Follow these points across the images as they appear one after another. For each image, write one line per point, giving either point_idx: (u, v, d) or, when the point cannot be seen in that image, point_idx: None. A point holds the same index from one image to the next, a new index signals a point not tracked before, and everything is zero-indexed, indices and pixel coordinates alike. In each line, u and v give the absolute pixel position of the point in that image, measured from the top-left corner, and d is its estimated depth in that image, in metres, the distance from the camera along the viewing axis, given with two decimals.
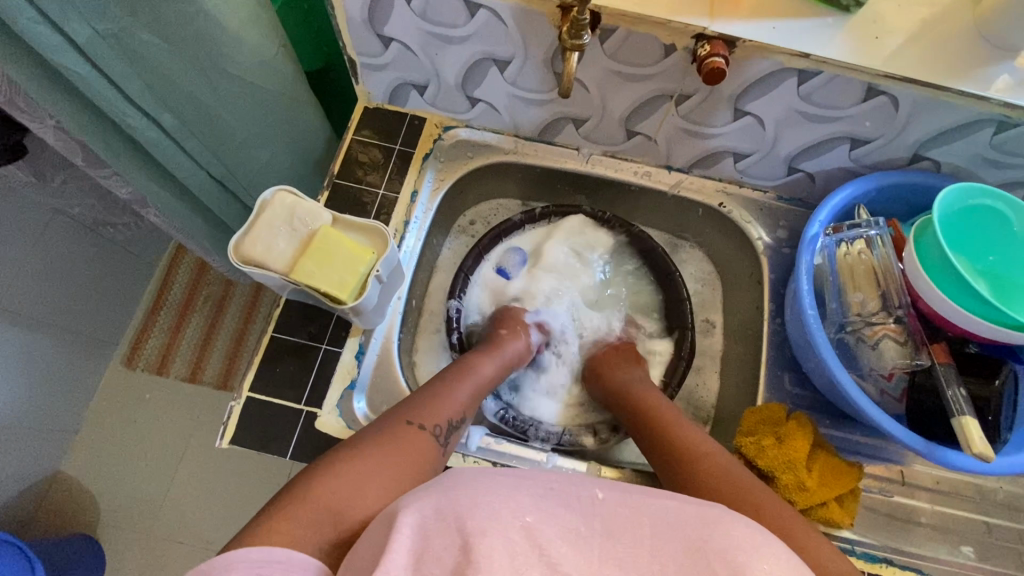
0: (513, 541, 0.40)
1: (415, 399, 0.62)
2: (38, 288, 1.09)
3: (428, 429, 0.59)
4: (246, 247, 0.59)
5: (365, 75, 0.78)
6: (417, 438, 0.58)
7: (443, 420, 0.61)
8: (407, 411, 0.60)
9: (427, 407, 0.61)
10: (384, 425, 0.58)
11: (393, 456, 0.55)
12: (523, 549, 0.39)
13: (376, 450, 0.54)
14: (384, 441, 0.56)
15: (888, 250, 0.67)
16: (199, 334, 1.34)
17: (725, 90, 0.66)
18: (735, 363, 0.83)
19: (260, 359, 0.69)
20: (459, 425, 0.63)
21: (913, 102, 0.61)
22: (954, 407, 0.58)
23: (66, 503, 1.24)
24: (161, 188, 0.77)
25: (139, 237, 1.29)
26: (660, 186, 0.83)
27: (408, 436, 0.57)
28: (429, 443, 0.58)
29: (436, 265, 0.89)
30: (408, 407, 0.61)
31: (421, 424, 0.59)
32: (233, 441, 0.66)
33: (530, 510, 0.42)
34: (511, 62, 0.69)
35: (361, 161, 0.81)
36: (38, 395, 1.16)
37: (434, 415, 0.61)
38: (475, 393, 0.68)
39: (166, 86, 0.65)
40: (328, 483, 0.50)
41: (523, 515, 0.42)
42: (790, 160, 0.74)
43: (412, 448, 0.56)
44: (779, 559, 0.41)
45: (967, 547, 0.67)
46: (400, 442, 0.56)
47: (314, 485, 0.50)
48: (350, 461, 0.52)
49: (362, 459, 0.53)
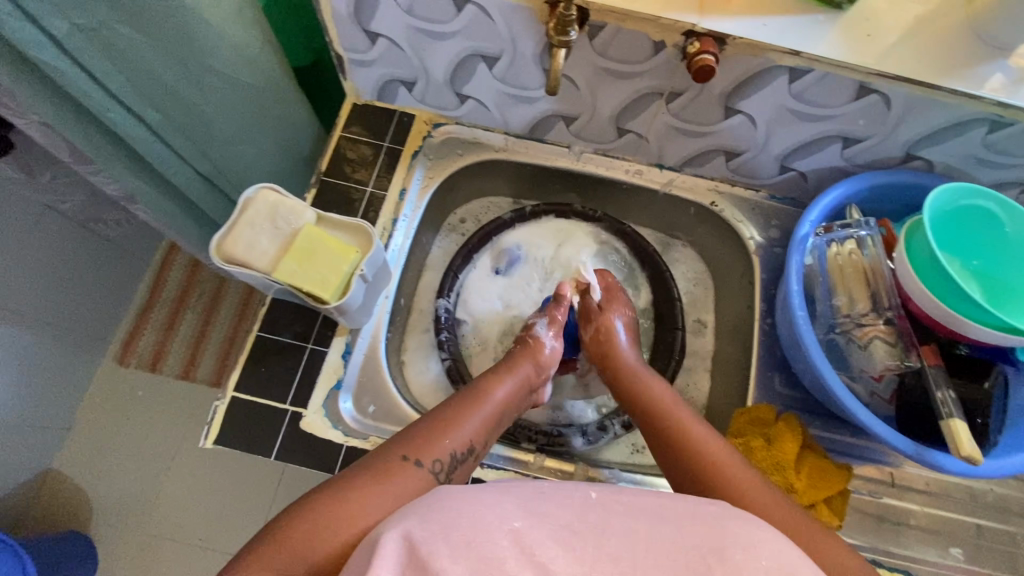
0: (500, 546, 0.38)
1: (414, 432, 0.57)
2: (27, 285, 1.08)
3: (425, 466, 0.53)
4: (229, 246, 0.58)
5: (353, 71, 0.77)
6: (412, 476, 0.52)
7: (444, 455, 0.55)
8: (404, 445, 0.55)
9: (426, 442, 0.56)
10: (377, 461, 0.53)
11: (383, 493, 0.49)
12: (510, 552, 0.38)
13: (365, 485, 0.49)
14: (375, 477, 0.51)
15: (878, 250, 0.66)
16: (191, 331, 1.33)
17: (716, 88, 0.65)
18: (726, 364, 0.82)
19: (245, 358, 0.68)
20: (463, 462, 0.57)
21: (905, 100, 0.60)
22: (943, 410, 0.58)
23: (56, 501, 1.23)
24: (147, 185, 0.76)
25: (130, 234, 1.28)
26: (651, 184, 0.83)
27: (401, 473, 0.52)
28: (426, 481, 0.53)
29: (426, 264, 0.88)
30: (404, 440, 0.56)
31: (417, 460, 0.54)
32: (217, 441, 0.65)
33: (520, 516, 0.41)
34: (500, 58, 0.68)
35: (349, 157, 0.80)
36: (28, 393, 1.15)
37: (434, 451, 0.55)
38: (485, 424, 0.61)
39: (149, 81, 0.64)
40: (308, 519, 0.46)
41: (512, 520, 0.40)
42: (782, 159, 0.74)
43: (405, 487, 0.51)
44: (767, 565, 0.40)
45: (956, 549, 0.67)
46: (391, 478, 0.51)
47: (293, 519, 0.46)
48: (335, 496, 0.48)
49: (349, 495, 0.48)
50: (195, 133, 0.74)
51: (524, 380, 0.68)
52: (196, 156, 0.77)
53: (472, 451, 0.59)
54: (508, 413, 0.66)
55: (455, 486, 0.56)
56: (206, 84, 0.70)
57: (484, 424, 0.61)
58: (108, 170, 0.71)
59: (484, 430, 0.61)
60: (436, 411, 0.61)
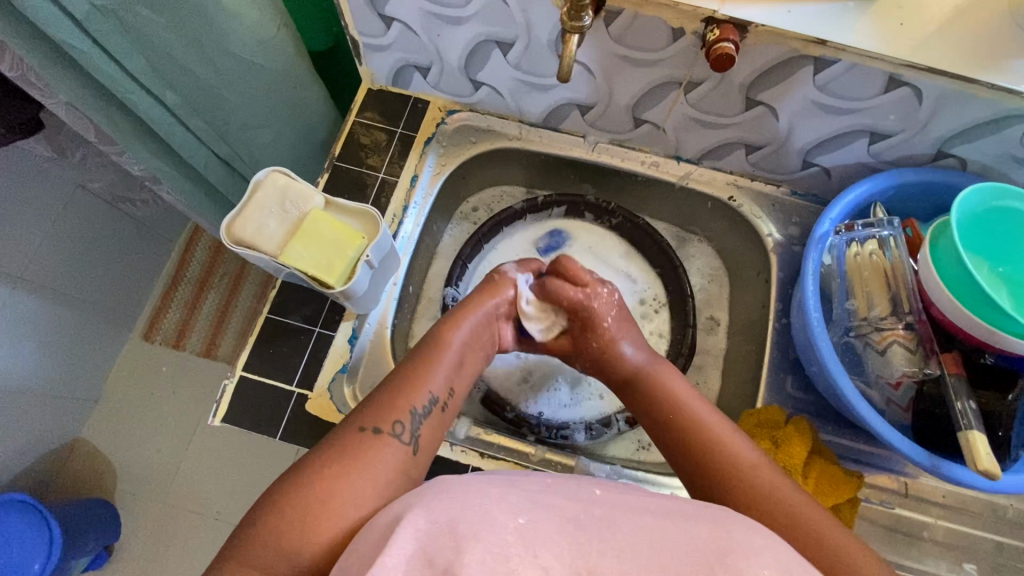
0: (506, 540, 0.37)
1: (373, 400, 0.57)
2: (57, 261, 1.11)
3: (386, 432, 0.54)
4: (238, 228, 0.59)
5: (368, 56, 0.76)
6: (374, 446, 0.52)
7: (404, 416, 0.55)
8: (362, 416, 0.55)
9: (383, 408, 0.56)
10: (337, 437, 0.53)
11: (354, 469, 0.49)
12: (516, 548, 0.36)
13: (333, 468, 0.49)
14: (340, 456, 0.50)
15: (900, 251, 0.64)
16: (213, 311, 1.36)
17: (737, 77, 0.62)
18: (738, 363, 0.80)
19: (255, 339, 0.69)
20: (430, 414, 0.58)
21: (937, 94, 0.57)
22: (961, 421, 0.55)
23: (84, 468, 1.28)
24: (168, 166, 0.77)
25: (156, 214, 1.32)
26: (668, 177, 0.81)
27: (366, 444, 0.52)
28: (391, 445, 0.53)
29: (436, 252, 0.88)
30: (364, 410, 0.56)
31: (377, 428, 0.54)
32: (225, 419, 0.67)
33: (524, 512, 0.40)
34: (514, 44, 0.66)
35: (363, 143, 0.80)
36: (58, 364, 1.20)
37: (391, 414, 0.55)
38: (446, 376, 0.61)
39: (167, 63, 0.65)
40: (288, 512, 0.46)
41: (517, 516, 0.39)
42: (805, 153, 0.71)
43: (373, 457, 0.51)
44: (766, 554, 0.38)
45: (970, 564, 0.64)
46: (354, 454, 0.51)
47: (274, 513, 0.46)
48: (307, 485, 0.48)
49: (313, 479, 0.48)
50: (213, 115, 0.75)
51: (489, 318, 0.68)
52: (214, 138, 0.78)
53: (438, 403, 0.59)
54: (471, 361, 0.65)
55: (428, 443, 0.56)
56: (222, 65, 0.71)
57: (446, 375, 0.61)
58: (130, 151, 0.72)
59: (446, 383, 0.61)
60: (396, 374, 0.61)
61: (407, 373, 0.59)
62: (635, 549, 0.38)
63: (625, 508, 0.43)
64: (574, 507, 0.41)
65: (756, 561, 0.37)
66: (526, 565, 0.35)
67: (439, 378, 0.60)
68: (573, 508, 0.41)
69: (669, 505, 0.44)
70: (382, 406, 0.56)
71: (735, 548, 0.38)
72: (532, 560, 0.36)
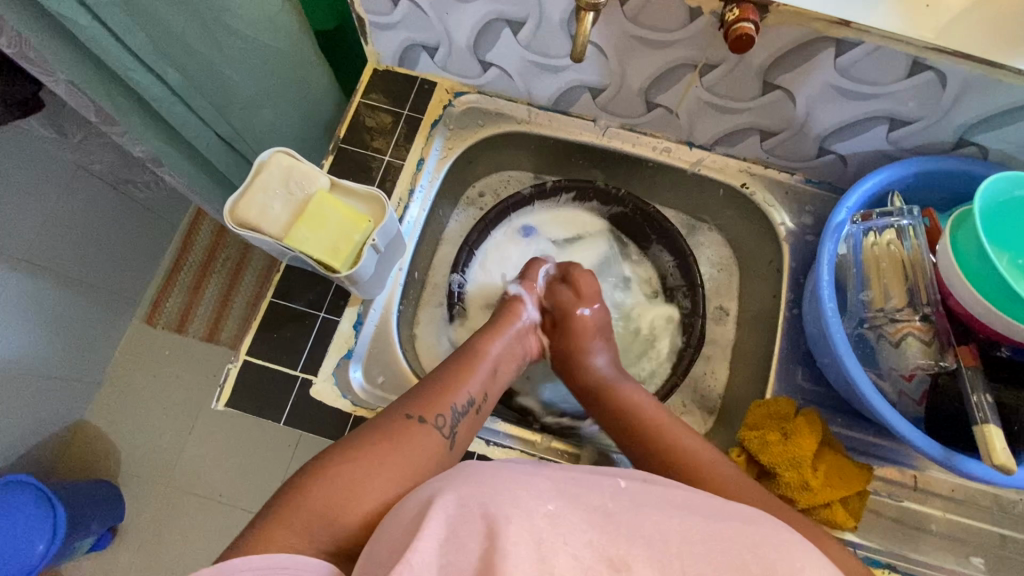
0: (526, 528, 0.36)
1: (417, 392, 0.58)
2: (58, 243, 1.10)
3: (430, 423, 0.54)
4: (242, 210, 0.58)
5: (374, 35, 0.74)
6: (419, 433, 0.53)
7: (446, 411, 0.56)
8: (408, 404, 0.55)
9: (426, 400, 0.56)
10: (385, 423, 0.53)
11: (400, 453, 0.50)
12: (536, 537, 0.36)
13: (378, 448, 0.50)
14: (385, 438, 0.51)
15: (920, 242, 0.63)
16: (217, 295, 1.35)
17: (755, 60, 0.60)
18: (747, 354, 0.80)
19: (260, 324, 0.68)
20: (467, 414, 0.59)
21: (963, 80, 0.55)
22: (977, 414, 0.54)
23: (88, 450, 1.28)
24: (171, 147, 0.76)
25: (158, 197, 1.30)
26: (680, 163, 0.79)
27: (412, 430, 0.53)
28: (434, 435, 0.54)
29: (442, 238, 0.87)
30: (408, 400, 0.56)
31: (422, 418, 0.54)
32: (229, 403, 0.66)
33: (553, 500, 0.39)
34: (525, 23, 0.64)
35: (369, 125, 0.78)
36: (60, 346, 1.19)
37: (436, 407, 0.56)
38: (483, 380, 0.63)
39: (168, 39, 0.63)
40: (329, 482, 0.46)
41: (545, 503, 0.39)
42: (821, 140, 0.69)
43: (417, 443, 0.52)
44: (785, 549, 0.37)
45: (977, 558, 0.64)
46: (402, 439, 0.51)
47: (318, 481, 0.46)
48: (352, 458, 0.48)
49: (362, 457, 0.48)
50: (216, 95, 0.74)
51: (513, 333, 0.70)
52: (216, 118, 0.76)
53: (474, 404, 0.60)
54: (504, 368, 0.67)
55: (461, 440, 0.57)
56: (224, 42, 0.69)
57: (483, 381, 0.63)
58: (132, 132, 0.70)
59: (482, 387, 0.62)
60: (431, 375, 0.61)
61: (449, 373, 0.61)
62: (654, 538, 0.37)
63: (640, 497, 0.42)
64: (585, 497, 0.40)
65: (772, 551, 0.36)
66: (547, 556, 0.35)
67: (477, 382, 0.62)
68: (591, 495, 0.41)
69: (686, 497, 0.43)
70: (424, 398, 0.57)
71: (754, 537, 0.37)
72: (547, 547, 0.35)
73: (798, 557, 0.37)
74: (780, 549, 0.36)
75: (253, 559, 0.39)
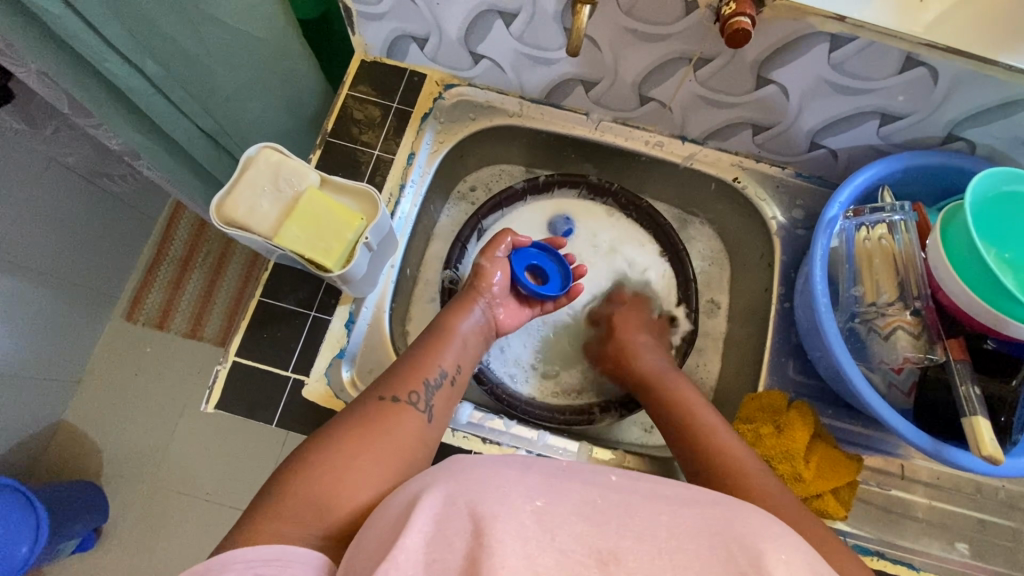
0: (528, 532, 0.36)
1: (388, 373, 0.57)
2: (32, 239, 1.06)
3: (403, 400, 0.53)
4: (229, 207, 0.57)
5: (361, 26, 0.72)
6: (394, 413, 0.52)
7: (419, 387, 0.55)
8: (380, 386, 0.54)
9: (399, 378, 0.56)
10: (357, 406, 0.52)
11: (373, 435, 0.49)
12: (541, 540, 0.35)
13: (350, 432, 0.49)
14: (359, 423, 0.50)
15: (911, 236, 0.63)
16: (199, 291, 1.31)
17: (749, 55, 0.60)
18: (738, 347, 0.81)
19: (249, 323, 0.67)
20: (441, 387, 0.58)
21: (953, 76, 0.55)
22: (966, 407, 0.56)
23: (70, 451, 1.25)
24: (151, 141, 0.73)
25: (136, 191, 1.26)
26: (672, 157, 0.79)
27: (385, 411, 0.52)
28: (409, 415, 0.53)
29: (433, 233, 0.86)
30: (380, 382, 0.55)
31: (396, 397, 0.53)
32: (219, 405, 0.64)
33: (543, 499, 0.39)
34: (518, 15, 0.63)
35: (357, 118, 0.76)
36: (38, 346, 1.15)
37: (408, 384, 0.55)
38: (455, 353, 0.62)
39: (146, 29, 0.60)
40: (309, 473, 0.45)
41: (534, 499, 0.38)
42: (812, 135, 0.69)
43: (391, 425, 0.51)
44: (785, 540, 0.37)
45: (961, 544, 0.65)
46: (379, 420, 0.51)
47: (294, 480, 0.45)
48: (326, 449, 0.47)
49: (337, 446, 0.47)
50: (198, 87, 0.71)
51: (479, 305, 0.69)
52: (198, 111, 0.74)
53: (447, 377, 0.59)
54: (476, 342, 0.67)
55: (440, 414, 0.56)
56: (205, 33, 0.66)
57: (455, 353, 0.62)
58: (109, 126, 0.67)
59: (456, 359, 0.62)
60: (404, 354, 0.61)
61: (422, 351, 0.60)
62: (655, 529, 0.37)
63: (639, 489, 0.42)
64: (588, 492, 0.40)
65: (771, 541, 0.37)
66: (546, 553, 0.34)
67: (452, 356, 0.62)
68: (591, 490, 0.40)
69: (685, 488, 0.43)
70: (393, 376, 0.56)
71: (756, 534, 0.37)
72: (546, 539, 0.35)
73: (797, 551, 0.37)
74: (784, 548, 0.37)
75: (245, 551, 0.38)
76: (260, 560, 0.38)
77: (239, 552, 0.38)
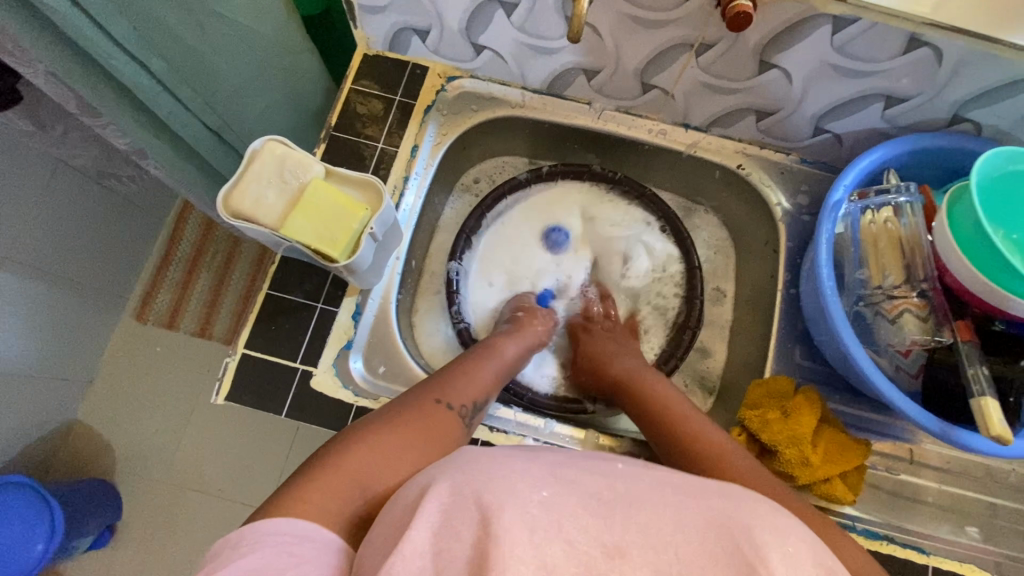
0: (533, 516, 0.35)
1: (436, 379, 0.57)
2: (42, 239, 1.07)
3: (454, 409, 0.55)
4: (236, 200, 0.57)
5: (364, 19, 0.73)
6: (441, 417, 0.53)
7: (468, 400, 0.57)
8: (434, 389, 0.55)
9: (451, 386, 0.57)
10: (412, 403, 0.53)
11: (421, 436, 0.49)
12: (546, 526, 0.35)
13: (403, 426, 0.49)
14: (411, 421, 0.50)
15: (917, 219, 0.63)
16: (208, 289, 1.33)
17: (751, 39, 0.60)
18: (745, 333, 0.81)
19: (257, 316, 0.67)
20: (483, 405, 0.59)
21: (958, 56, 0.55)
22: (974, 387, 0.56)
23: (84, 449, 1.27)
24: (158, 139, 0.74)
25: (143, 191, 1.27)
26: (676, 145, 0.79)
27: (436, 415, 0.52)
28: (455, 421, 0.54)
29: (438, 226, 0.87)
30: (429, 385, 0.56)
31: (447, 405, 0.54)
32: (228, 397, 0.65)
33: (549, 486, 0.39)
34: (518, 4, 0.63)
35: (360, 112, 0.77)
36: (49, 345, 1.17)
37: (458, 395, 0.56)
38: (497, 373, 0.64)
39: (150, 26, 0.61)
40: (349, 457, 0.45)
41: (538, 491, 0.38)
42: (817, 120, 0.69)
43: (438, 427, 0.51)
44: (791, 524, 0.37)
45: (972, 528, 0.65)
46: (429, 421, 0.51)
47: (326, 470, 0.44)
48: (370, 442, 0.47)
49: (384, 441, 0.47)
50: (202, 83, 0.72)
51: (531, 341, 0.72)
52: (203, 108, 0.74)
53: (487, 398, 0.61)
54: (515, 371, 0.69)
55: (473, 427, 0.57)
56: (206, 28, 0.67)
57: (496, 372, 0.63)
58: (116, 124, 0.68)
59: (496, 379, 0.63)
60: (450, 363, 0.62)
61: (466, 365, 0.61)
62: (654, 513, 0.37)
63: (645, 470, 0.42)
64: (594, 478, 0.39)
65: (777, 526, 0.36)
66: (551, 533, 0.35)
67: (493, 374, 0.63)
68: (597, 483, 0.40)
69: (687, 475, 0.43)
70: (443, 383, 0.57)
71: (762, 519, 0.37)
72: (548, 521, 0.35)
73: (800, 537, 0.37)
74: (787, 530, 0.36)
75: (280, 524, 0.39)
76: (294, 537, 0.39)
77: (278, 525, 0.39)
